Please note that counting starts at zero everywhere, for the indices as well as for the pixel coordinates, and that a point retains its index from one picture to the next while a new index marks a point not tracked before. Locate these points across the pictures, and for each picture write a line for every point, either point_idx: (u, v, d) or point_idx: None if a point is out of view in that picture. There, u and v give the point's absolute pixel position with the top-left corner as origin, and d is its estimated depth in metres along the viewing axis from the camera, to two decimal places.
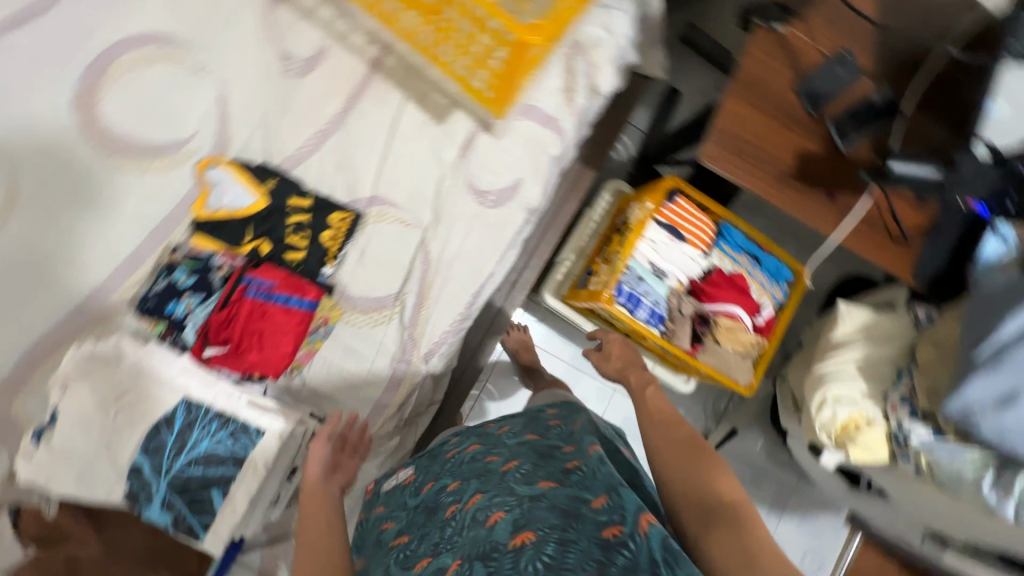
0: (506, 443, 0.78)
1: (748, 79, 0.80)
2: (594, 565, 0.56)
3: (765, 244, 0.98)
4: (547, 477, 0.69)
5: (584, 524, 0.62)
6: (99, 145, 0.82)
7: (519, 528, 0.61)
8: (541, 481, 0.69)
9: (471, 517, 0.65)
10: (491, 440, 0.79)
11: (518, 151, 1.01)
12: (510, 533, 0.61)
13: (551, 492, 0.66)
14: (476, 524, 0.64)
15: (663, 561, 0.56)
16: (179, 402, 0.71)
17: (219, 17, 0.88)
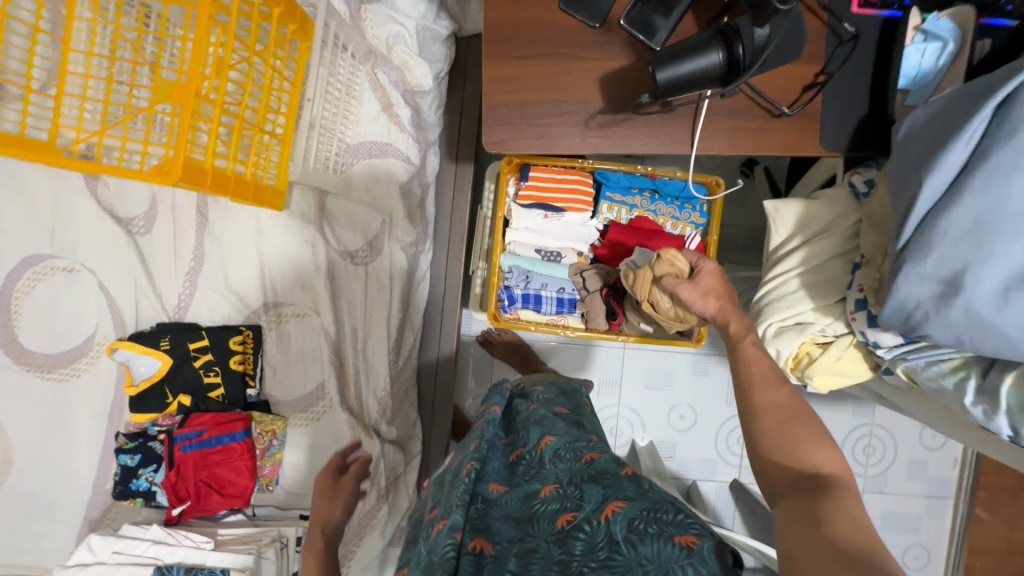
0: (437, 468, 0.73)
1: (497, 25, 0.64)
2: (557, 571, 0.47)
3: (654, 171, 0.81)
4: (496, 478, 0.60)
5: (536, 525, 0.52)
6: (39, 370, 0.95)
7: (478, 533, 0.54)
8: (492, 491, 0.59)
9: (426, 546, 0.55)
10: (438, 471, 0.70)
11: (371, 194, 0.95)
12: (469, 536, 0.54)
13: (503, 499, 0.57)
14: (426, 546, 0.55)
15: (625, 540, 0.47)
16: (151, 571, 0.79)
17: (60, 217, 0.94)
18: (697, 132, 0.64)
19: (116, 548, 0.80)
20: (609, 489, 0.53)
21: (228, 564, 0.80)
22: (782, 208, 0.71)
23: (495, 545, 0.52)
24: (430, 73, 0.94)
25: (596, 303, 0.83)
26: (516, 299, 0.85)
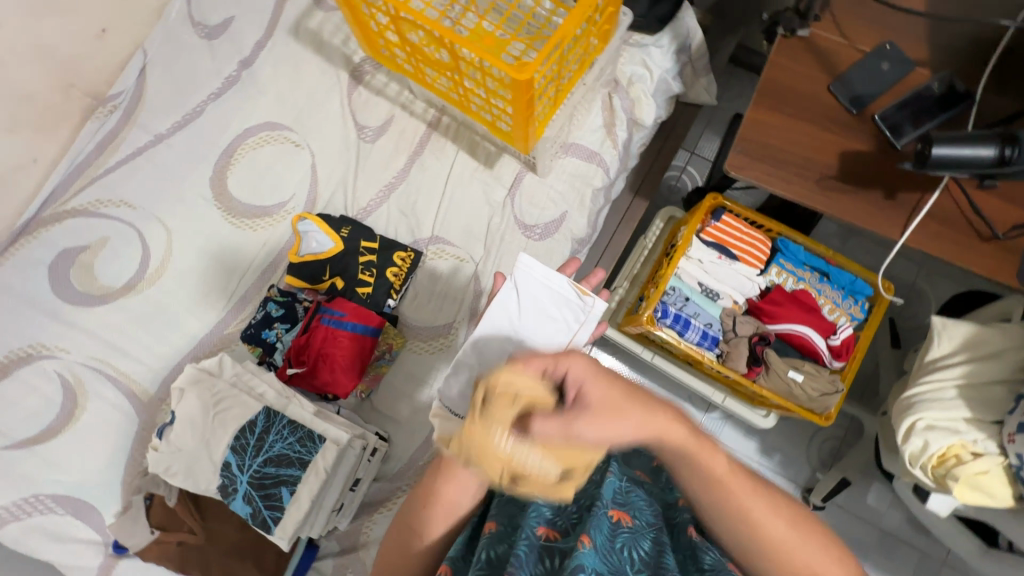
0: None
1: (772, 82, 0.78)
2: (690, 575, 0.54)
3: (833, 256, 0.89)
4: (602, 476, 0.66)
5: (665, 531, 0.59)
6: (228, 211, 1.08)
7: (620, 504, 0.60)
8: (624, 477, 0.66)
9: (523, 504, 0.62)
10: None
11: (564, 185, 1.07)
12: (610, 502, 0.60)
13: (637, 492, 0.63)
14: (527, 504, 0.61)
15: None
16: (260, 409, 0.83)
17: (312, 105, 1.12)
18: (911, 224, 0.73)
19: (239, 374, 0.85)
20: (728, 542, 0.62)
21: (326, 435, 0.83)
22: (952, 326, 0.77)
23: (631, 520, 0.59)
24: (655, 113, 1.09)
25: (740, 349, 0.89)
26: (668, 315, 0.91)
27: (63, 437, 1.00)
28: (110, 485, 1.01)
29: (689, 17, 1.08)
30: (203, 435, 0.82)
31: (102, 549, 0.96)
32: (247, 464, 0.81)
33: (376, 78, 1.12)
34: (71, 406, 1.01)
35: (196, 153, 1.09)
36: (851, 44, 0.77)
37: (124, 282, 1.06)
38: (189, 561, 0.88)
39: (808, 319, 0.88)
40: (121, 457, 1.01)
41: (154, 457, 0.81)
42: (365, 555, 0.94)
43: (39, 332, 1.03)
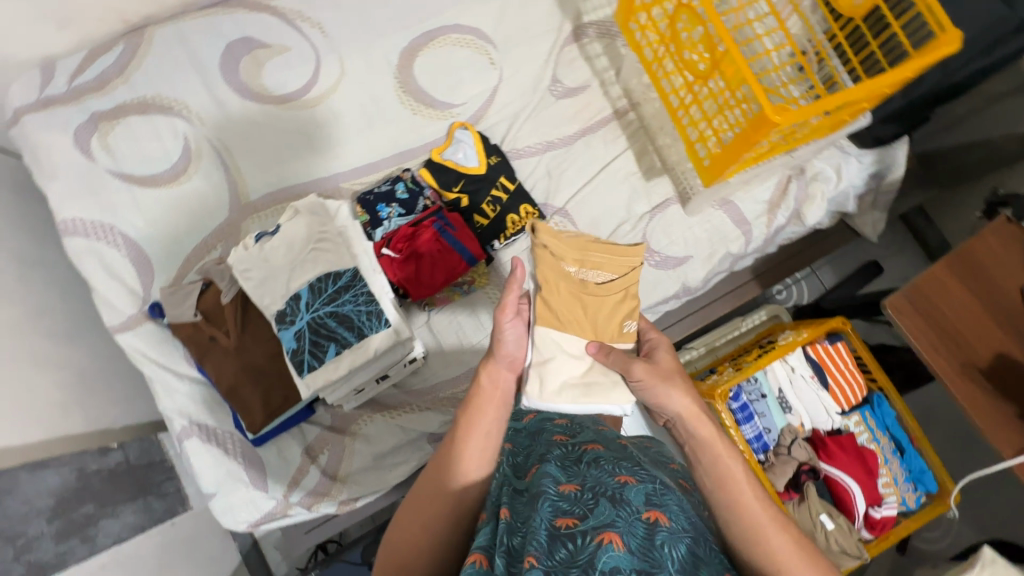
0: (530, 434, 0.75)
1: (969, 253, 0.75)
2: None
3: (919, 438, 0.87)
4: (627, 472, 0.61)
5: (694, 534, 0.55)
6: (401, 84, 1.10)
7: (653, 505, 0.56)
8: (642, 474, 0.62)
9: (543, 491, 0.58)
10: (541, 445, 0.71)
11: (703, 233, 1.06)
12: (642, 504, 0.56)
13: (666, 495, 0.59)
14: (547, 492, 0.57)
15: None
16: (350, 267, 0.84)
17: (524, 34, 1.12)
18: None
19: (349, 230, 0.87)
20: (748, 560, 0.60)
21: (392, 322, 0.84)
22: (1001, 564, 0.77)
23: (667, 521, 0.54)
24: (820, 219, 1.07)
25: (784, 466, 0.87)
26: (736, 399, 0.91)
27: (162, 192, 1.05)
28: (174, 256, 1.05)
29: (901, 151, 1.05)
30: (292, 260, 0.84)
31: (139, 304, 1.00)
32: (314, 306, 0.82)
33: (593, 46, 1.12)
34: (183, 168, 1.06)
35: (405, 19, 1.10)
36: None
37: (283, 93, 1.08)
38: (211, 357, 0.91)
39: (860, 477, 0.86)
40: (196, 238, 1.05)
41: (240, 254, 0.84)
42: (350, 442, 0.99)
43: (190, 93, 1.07)
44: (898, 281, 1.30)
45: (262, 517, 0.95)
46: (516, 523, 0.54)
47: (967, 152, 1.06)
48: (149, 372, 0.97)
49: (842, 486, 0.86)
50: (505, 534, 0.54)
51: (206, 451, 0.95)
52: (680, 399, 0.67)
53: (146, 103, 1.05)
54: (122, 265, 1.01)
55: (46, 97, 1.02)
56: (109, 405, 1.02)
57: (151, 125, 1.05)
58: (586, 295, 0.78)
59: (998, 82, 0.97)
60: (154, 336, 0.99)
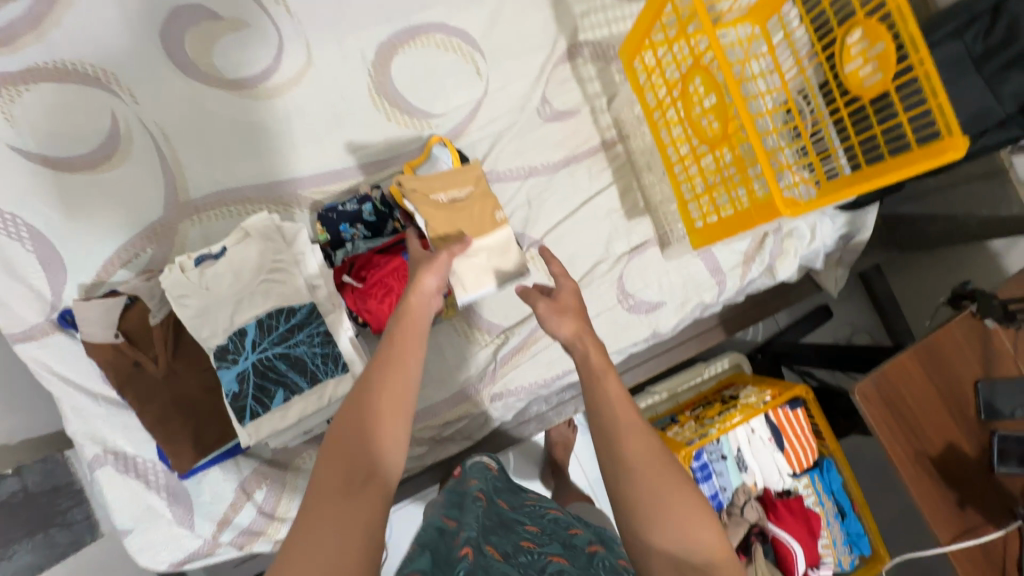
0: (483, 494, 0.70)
1: (935, 346, 0.78)
2: None
3: (860, 505, 0.91)
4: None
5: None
6: (374, 84, 0.99)
7: None
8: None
9: (526, 573, 0.50)
10: (495, 511, 0.68)
11: (678, 280, 1.04)
12: None
13: None
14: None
15: None
16: (307, 302, 0.75)
17: (514, 46, 1.04)
18: (964, 543, 0.73)
19: (308, 261, 0.77)
20: None
21: (350, 365, 0.76)
22: None
23: None
24: (790, 275, 1.08)
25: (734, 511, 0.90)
26: (698, 459, 0.90)
27: (81, 178, 0.89)
28: (94, 255, 0.90)
29: (872, 215, 1.07)
30: (238, 290, 0.74)
31: (46, 311, 0.86)
32: (262, 344, 0.73)
33: (586, 68, 1.05)
34: (109, 152, 0.91)
35: (387, 12, 0.98)
36: (1017, 361, 0.77)
37: (236, 77, 0.94)
38: (135, 384, 0.79)
39: (804, 541, 0.88)
40: (122, 236, 0.91)
41: (176, 279, 0.73)
42: (292, 476, 0.91)
43: (122, 65, 0.91)
44: (847, 329, 1.35)
45: (187, 556, 0.86)
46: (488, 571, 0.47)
47: (931, 223, 1.10)
48: (56, 391, 0.84)
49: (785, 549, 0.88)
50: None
51: (123, 483, 0.84)
52: (570, 326, 0.59)
53: (62, 68, 0.88)
54: (26, 263, 0.86)
55: None
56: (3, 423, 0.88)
57: (69, 97, 0.88)
58: (462, 213, 0.86)
59: (971, 163, 1.00)
60: (64, 350, 0.86)
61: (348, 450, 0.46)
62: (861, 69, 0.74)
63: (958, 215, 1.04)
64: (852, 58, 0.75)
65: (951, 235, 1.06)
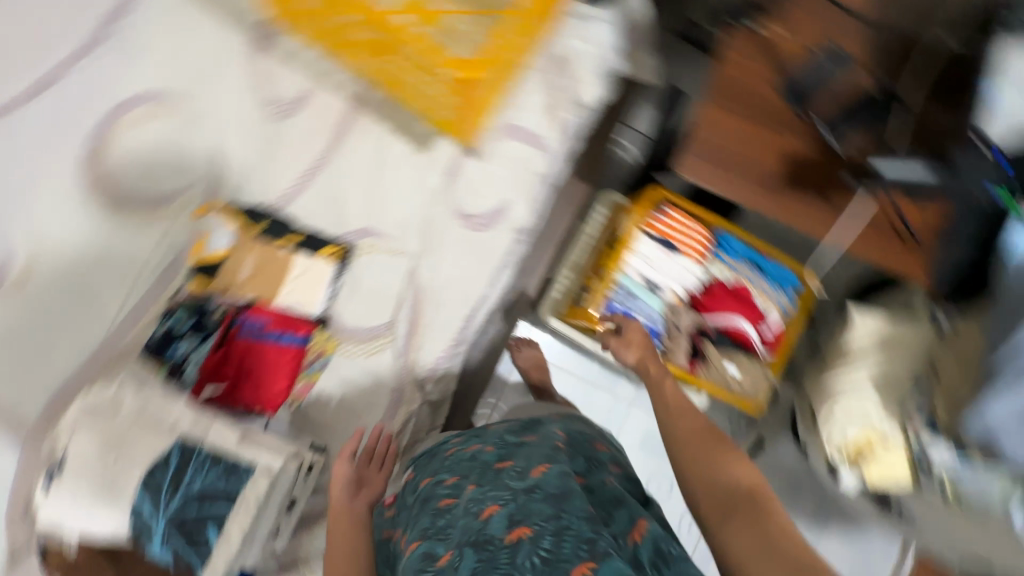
0: (408, 502, 0.68)
1: (726, 77, 0.75)
2: (587, 550, 0.49)
3: (766, 249, 0.91)
4: (491, 500, 0.56)
5: (569, 503, 0.55)
6: (108, 203, 0.89)
7: (517, 521, 0.53)
8: (533, 471, 0.61)
9: None
10: (416, 501, 0.66)
11: (505, 172, 1.01)
12: (505, 532, 0.52)
13: (539, 484, 0.58)
14: None
15: (651, 563, 0.54)
16: (175, 441, 0.74)
17: (206, 73, 0.93)
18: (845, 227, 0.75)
19: (145, 407, 0.75)
20: (632, 512, 0.60)
21: (256, 462, 0.75)
22: (867, 315, 0.85)
23: (531, 528, 0.52)
24: (597, 94, 1.04)
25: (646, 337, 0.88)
26: (611, 311, 0.93)
27: None
28: None
29: None
30: (105, 478, 0.72)
31: None
32: (162, 505, 0.72)
33: (285, 40, 0.95)
34: None
35: (62, 128, 0.87)
36: (800, 42, 0.75)
37: None
38: None
39: (742, 311, 0.91)
40: None
41: (46, 507, 0.71)
42: (307, 570, 0.91)
43: None
44: None
45: None
46: None
47: None
48: None
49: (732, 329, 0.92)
50: None
51: None
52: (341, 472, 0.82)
53: None
54: None
55: None
56: None
57: None
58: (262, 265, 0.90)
59: None
60: None
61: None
62: None
63: None
64: None
65: None
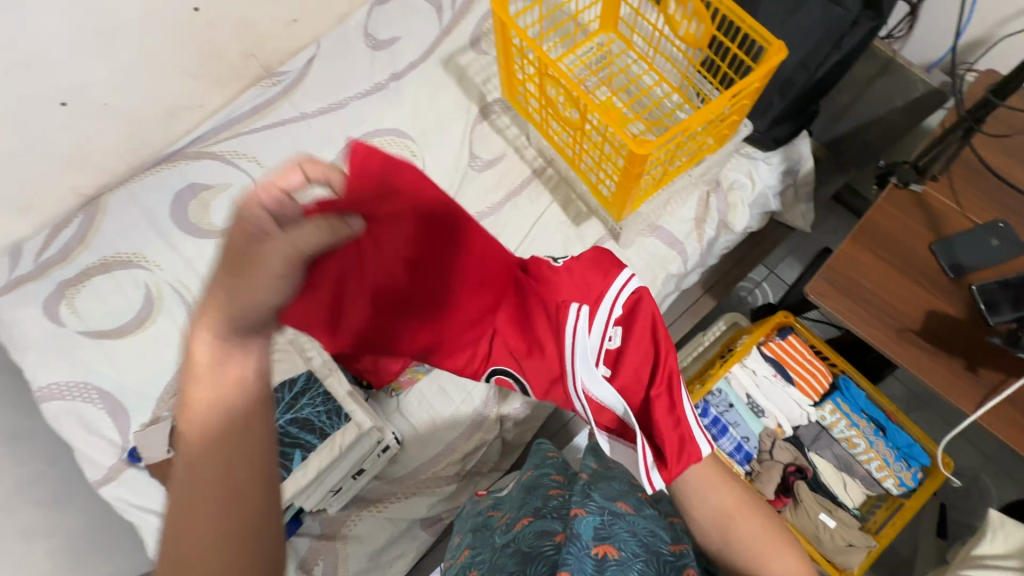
0: (509, 497, 0.72)
1: (877, 225, 0.79)
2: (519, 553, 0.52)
3: (894, 413, 0.86)
4: (547, 497, 0.65)
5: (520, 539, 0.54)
6: None
7: (521, 521, 0.59)
8: (530, 517, 0.60)
9: (505, 538, 0.58)
10: (516, 497, 0.70)
11: (641, 262, 1.09)
12: (509, 534, 0.58)
13: (525, 528, 0.56)
14: (494, 550, 0.57)
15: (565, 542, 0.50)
16: (305, 371, 0.91)
17: (439, 126, 1.22)
18: (988, 406, 0.69)
19: (292, 324, 0.94)
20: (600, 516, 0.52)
21: (352, 415, 0.88)
22: (1011, 526, 0.71)
23: (516, 529, 0.58)
24: (746, 223, 1.12)
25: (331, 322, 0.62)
26: (706, 415, 0.91)
27: (128, 340, 1.07)
28: (144, 397, 1.05)
29: (803, 145, 1.12)
30: None
31: (119, 452, 1.01)
32: (275, 417, 0.87)
33: (501, 120, 1.22)
34: (147, 316, 1.09)
35: (332, 136, 1.20)
36: (963, 211, 0.77)
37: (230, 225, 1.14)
38: None
39: (427, 266, 0.71)
40: (165, 378, 1.06)
41: None
42: (343, 548, 0.97)
43: (144, 244, 1.12)
44: None
45: None
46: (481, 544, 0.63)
47: (863, 133, 1.13)
48: (138, 521, 0.99)
49: (461, 253, 0.71)
50: (482, 550, 0.61)
51: None
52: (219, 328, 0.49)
53: (101, 266, 1.10)
54: (100, 418, 1.03)
55: (19, 280, 1.09)
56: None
57: (103, 286, 1.09)
58: None
59: (863, 67, 1.03)
60: (137, 483, 1.00)
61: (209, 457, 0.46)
62: (689, 30, 0.91)
63: (881, 115, 1.07)
64: (679, 23, 0.92)
65: (886, 135, 1.08)
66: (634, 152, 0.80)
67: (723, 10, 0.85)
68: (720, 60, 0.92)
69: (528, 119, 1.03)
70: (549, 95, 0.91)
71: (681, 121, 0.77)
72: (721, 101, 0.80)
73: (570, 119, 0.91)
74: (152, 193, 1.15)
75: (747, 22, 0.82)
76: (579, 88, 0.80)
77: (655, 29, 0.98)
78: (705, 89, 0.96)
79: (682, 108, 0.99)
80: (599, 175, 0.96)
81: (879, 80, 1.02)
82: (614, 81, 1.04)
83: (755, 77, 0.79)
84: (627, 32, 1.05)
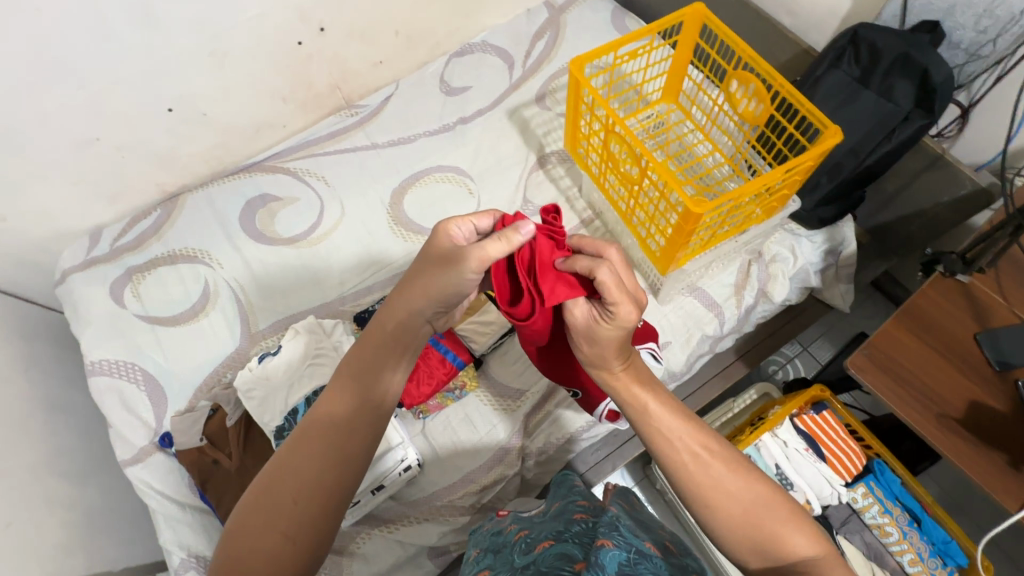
0: (531, 521, 0.74)
1: (921, 308, 0.80)
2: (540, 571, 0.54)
3: (930, 504, 0.84)
4: (572, 521, 0.67)
5: (540, 561, 0.56)
6: (393, 219, 1.22)
7: (543, 542, 0.61)
8: (551, 541, 0.61)
9: (526, 557, 0.59)
10: (542, 520, 0.72)
11: (677, 319, 1.10)
12: (531, 552, 0.60)
13: (549, 551, 0.57)
14: (514, 565, 0.59)
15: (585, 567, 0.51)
16: None
17: (497, 168, 1.28)
18: None
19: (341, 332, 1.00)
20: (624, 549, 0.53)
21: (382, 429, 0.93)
22: None
23: (538, 550, 0.60)
24: (785, 295, 1.13)
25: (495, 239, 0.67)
26: None
27: (179, 329, 1.11)
28: (181, 386, 1.08)
29: (848, 228, 1.14)
30: (291, 375, 0.94)
31: (149, 436, 1.03)
32: None
33: (556, 170, 1.27)
34: (201, 308, 1.13)
35: (396, 164, 1.27)
36: (1010, 306, 0.78)
37: (290, 235, 1.20)
38: (215, 481, 0.96)
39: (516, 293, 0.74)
40: (206, 369, 1.09)
41: (246, 376, 0.94)
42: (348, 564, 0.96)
43: (210, 242, 1.19)
44: None
45: None
46: (505, 555, 0.65)
47: (909, 223, 1.15)
48: (155, 505, 1.00)
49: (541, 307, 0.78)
50: (504, 560, 0.63)
51: None
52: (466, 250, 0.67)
53: (168, 258, 1.17)
54: (138, 399, 1.06)
55: (92, 259, 1.17)
56: (105, 556, 1.01)
57: (166, 276, 1.15)
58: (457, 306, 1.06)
59: (911, 161, 1.06)
60: (161, 468, 1.03)
61: (380, 354, 0.67)
62: (748, 107, 0.97)
63: (927, 208, 1.09)
64: (739, 101, 0.98)
65: (932, 228, 1.10)
66: (687, 210, 0.85)
67: (783, 92, 0.91)
68: (776, 137, 0.98)
69: (586, 171, 1.10)
70: (611, 152, 0.98)
71: (737, 188, 0.81)
72: (774, 175, 0.85)
73: (627, 175, 0.96)
74: (226, 197, 1.23)
75: (806, 105, 0.88)
76: (642, 148, 0.86)
77: (716, 105, 1.04)
78: (758, 163, 1.01)
79: (734, 177, 1.04)
80: (649, 231, 1.01)
81: (928, 174, 1.05)
82: (670, 146, 1.10)
83: (809, 156, 0.84)
84: (689, 104, 1.12)
